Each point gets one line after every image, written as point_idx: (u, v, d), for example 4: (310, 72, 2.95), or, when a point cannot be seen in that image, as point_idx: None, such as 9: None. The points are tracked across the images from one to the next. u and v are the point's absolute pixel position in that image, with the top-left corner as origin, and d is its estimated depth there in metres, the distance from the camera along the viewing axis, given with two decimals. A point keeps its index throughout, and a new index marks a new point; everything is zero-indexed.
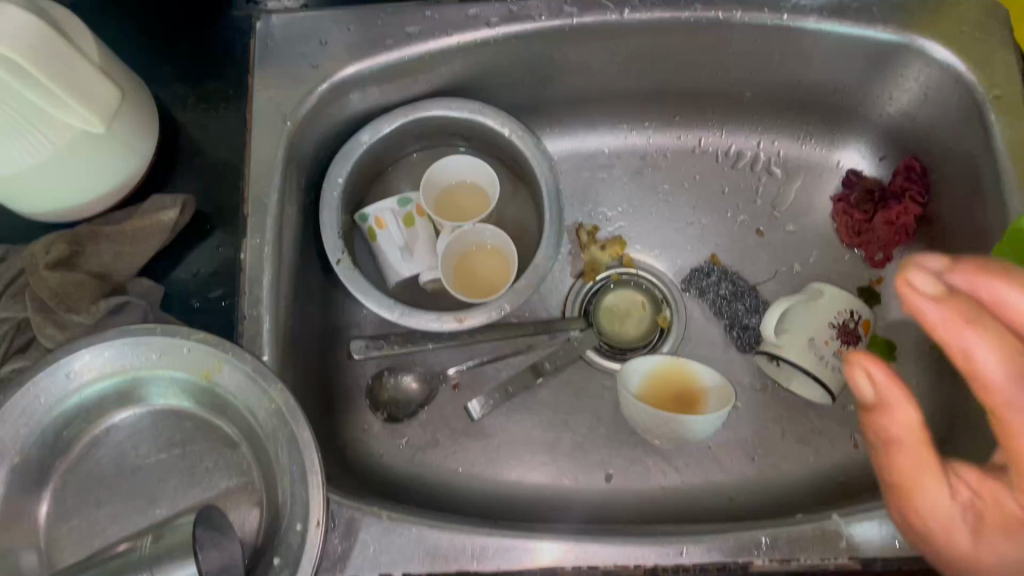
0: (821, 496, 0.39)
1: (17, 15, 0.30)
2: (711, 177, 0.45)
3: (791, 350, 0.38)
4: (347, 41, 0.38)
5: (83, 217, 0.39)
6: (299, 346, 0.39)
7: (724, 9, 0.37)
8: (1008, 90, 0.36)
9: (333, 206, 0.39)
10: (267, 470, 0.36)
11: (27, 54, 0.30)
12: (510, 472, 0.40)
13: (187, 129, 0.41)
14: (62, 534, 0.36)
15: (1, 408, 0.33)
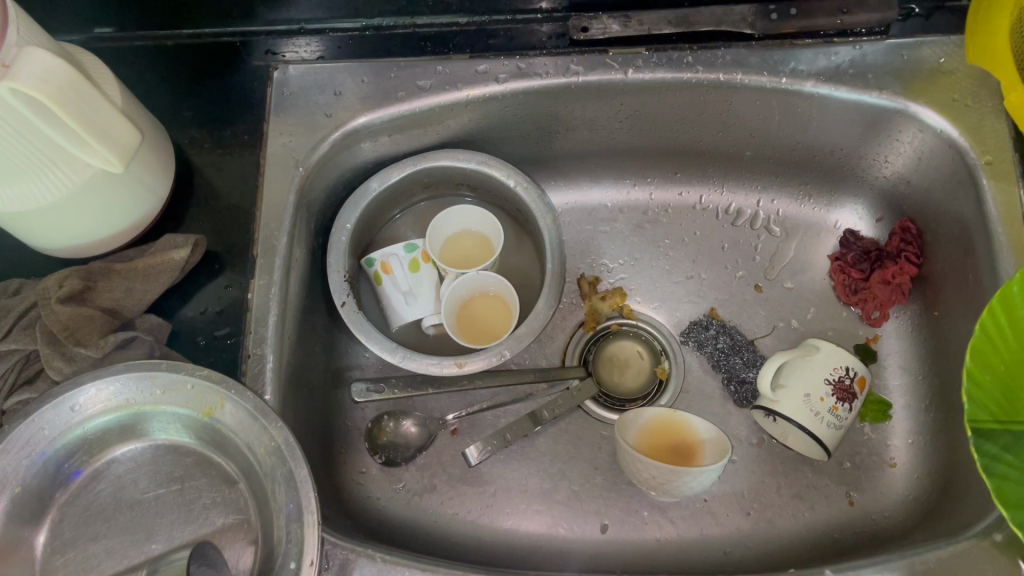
0: (815, 554, 0.39)
1: (42, 57, 0.30)
2: (711, 232, 0.46)
3: (785, 406, 0.39)
4: (361, 93, 0.40)
5: (98, 252, 0.40)
6: (301, 386, 0.39)
7: (725, 72, 0.39)
8: (999, 156, 0.37)
9: (341, 250, 0.40)
10: (264, 508, 0.36)
11: (56, 99, 0.31)
12: (504, 520, 0.40)
13: (202, 171, 0.43)
14: (54, 568, 0.36)
15: (4, 438, 0.34)
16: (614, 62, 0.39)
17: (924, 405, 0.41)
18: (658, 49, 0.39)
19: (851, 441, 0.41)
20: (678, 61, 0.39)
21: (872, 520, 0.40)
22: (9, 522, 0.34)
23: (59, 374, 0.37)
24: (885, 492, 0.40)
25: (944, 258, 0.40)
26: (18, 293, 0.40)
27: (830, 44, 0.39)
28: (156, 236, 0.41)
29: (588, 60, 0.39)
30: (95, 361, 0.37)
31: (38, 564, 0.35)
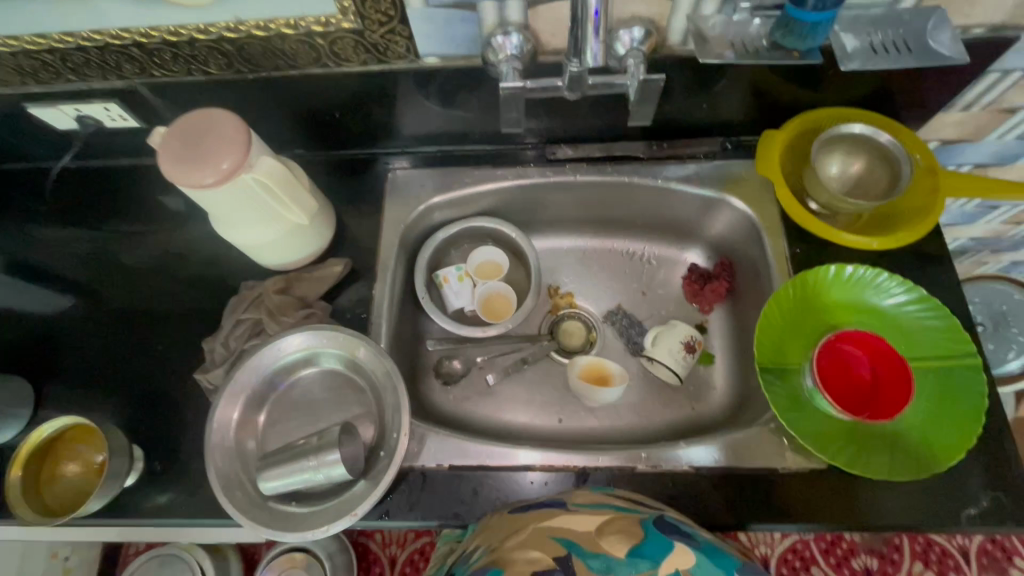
0: (653, 436, 0.82)
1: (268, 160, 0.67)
2: (620, 263, 0.93)
3: (660, 354, 0.80)
4: (435, 185, 0.86)
5: (296, 262, 0.79)
6: (400, 338, 0.81)
7: (627, 176, 0.84)
8: (770, 222, 0.79)
9: (423, 271, 0.83)
10: (379, 402, 0.72)
11: (271, 180, 0.67)
12: (505, 414, 0.83)
13: (349, 226, 0.85)
14: (273, 429, 0.73)
15: (258, 353, 0.72)
16: (571, 178, 0.85)
17: (724, 354, 0.85)
18: (594, 171, 0.85)
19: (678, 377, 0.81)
20: (600, 171, 0.84)
21: (683, 422, 0.82)
22: (248, 405, 0.71)
23: (276, 334, 0.74)
24: (706, 395, 0.83)
25: (741, 276, 0.85)
26: (254, 288, 0.79)
27: (682, 162, 0.84)
28: (325, 263, 0.81)
29: (548, 169, 0.85)
30: (293, 327, 0.74)
31: (264, 426, 0.73)
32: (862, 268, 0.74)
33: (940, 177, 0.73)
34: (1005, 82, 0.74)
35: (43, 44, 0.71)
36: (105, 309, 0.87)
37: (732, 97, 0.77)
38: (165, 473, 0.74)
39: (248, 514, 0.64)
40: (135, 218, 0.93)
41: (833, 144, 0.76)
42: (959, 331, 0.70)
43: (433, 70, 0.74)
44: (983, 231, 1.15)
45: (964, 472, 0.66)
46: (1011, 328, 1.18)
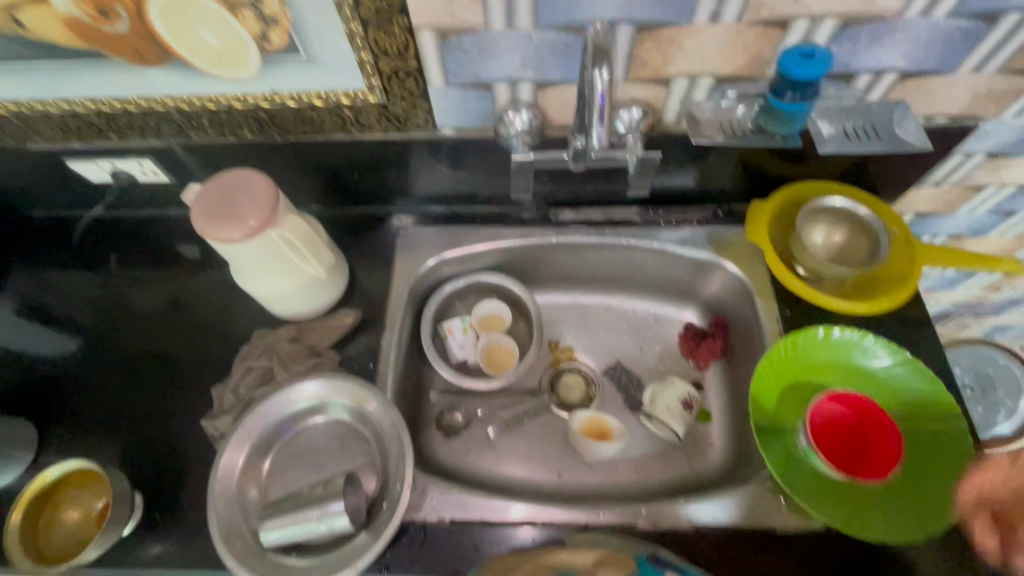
0: (650, 493, 0.83)
1: (294, 221, 0.72)
2: (620, 319, 0.98)
3: (657, 410, 0.87)
4: (444, 242, 0.91)
5: (309, 313, 0.83)
6: (404, 388, 0.83)
7: (626, 238, 0.89)
8: (762, 286, 0.84)
9: (429, 322, 0.88)
10: (384, 451, 0.73)
11: (293, 239, 0.72)
12: (505, 468, 0.85)
13: (360, 279, 0.89)
14: (276, 478, 0.74)
15: (267, 401, 0.73)
16: (572, 239, 0.90)
17: (721, 412, 0.88)
18: (594, 233, 0.90)
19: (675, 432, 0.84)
20: (600, 233, 0.90)
21: (679, 480, 0.84)
22: (253, 452, 0.72)
23: (286, 381, 0.76)
24: (704, 453, 0.86)
25: (736, 335, 0.89)
26: (267, 336, 0.82)
27: (677, 227, 0.90)
28: (336, 314, 0.84)
29: (550, 229, 0.91)
30: (302, 376, 0.76)
31: (268, 476, 0.74)
32: (848, 331, 0.78)
33: (917, 249, 0.79)
34: (970, 163, 0.82)
35: (92, 107, 0.77)
36: (115, 353, 0.89)
37: (721, 168, 0.84)
38: (163, 522, 0.73)
39: (247, 566, 0.64)
40: (152, 266, 0.96)
41: (816, 216, 0.82)
42: (945, 395, 0.73)
43: (447, 138, 0.80)
44: (963, 296, 1.21)
45: (961, 535, 0.67)
46: (998, 391, 1.20)
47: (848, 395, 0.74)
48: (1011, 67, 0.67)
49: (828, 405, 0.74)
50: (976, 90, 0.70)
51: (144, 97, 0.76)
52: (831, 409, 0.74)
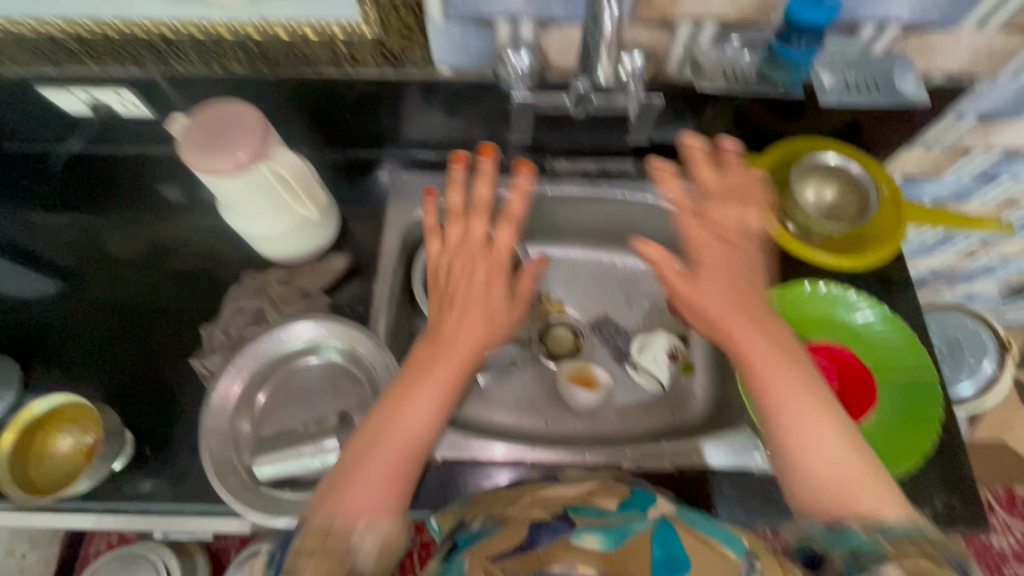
0: (634, 439, 0.87)
1: (287, 157, 0.70)
2: (610, 275, 0.99)
3: (642, 359, 0.90)
4: (437, 189, 0.91)
5: (301, 259, 0.83)
6: (396, 333, 0.84)
7: (619, 191, 0.90)
8: (751, 241, 0.86)
9: (421, 271, 0.89)
10: (377, 393, 0.74)
11: (286, 177, 0.70)
12: (496, 415, 0.88)
13: (352, 224, 0.88)
14: (265, 419, 0.74)
15: (259, 341, 0.73)
16: (566, 191, 0.91)
17: (708, 364, 0.91)
18: (589, 184, 0.90)
19: (658, 378, 0.89)
20: (595, 185, 0.90)
21: (662, 428, 0.88)
22: (245, 393, 0.73)
23: (277, 323, 0.76)
24: (688, 404, 0.90)
25: None
26: (255, 278, 0.81)
27: None
28: (328, 258, 0.83)
29: (547, 180, 0.91)
30: (295, 317, 0.76)
31: (258, 416, 0.73)
32: (834, 286, 0.81)
33: (904, 208, 0.80)
34: (961, 125, 0.83)
35: (68, 28, 0.73)
36: (101, 293, 0.87)
37: (718, 123, 0.84)
38: (155, 459, 0.74)
39: (241, 498, 0.66)
40: (137, 207, 0.94)
41: (808, 173, 0.82)
42: (917, 346, 0.77)
43: (445, 79, 0.78)
44: (940, 262, 1.24)
45: (924, 477, 0.71)
46: (965, 353, 1.25)
47: None
48: (1013, 24, 0.67)
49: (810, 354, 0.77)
50: (976, 47, 0.70)
51: (125, 20, 0.72)
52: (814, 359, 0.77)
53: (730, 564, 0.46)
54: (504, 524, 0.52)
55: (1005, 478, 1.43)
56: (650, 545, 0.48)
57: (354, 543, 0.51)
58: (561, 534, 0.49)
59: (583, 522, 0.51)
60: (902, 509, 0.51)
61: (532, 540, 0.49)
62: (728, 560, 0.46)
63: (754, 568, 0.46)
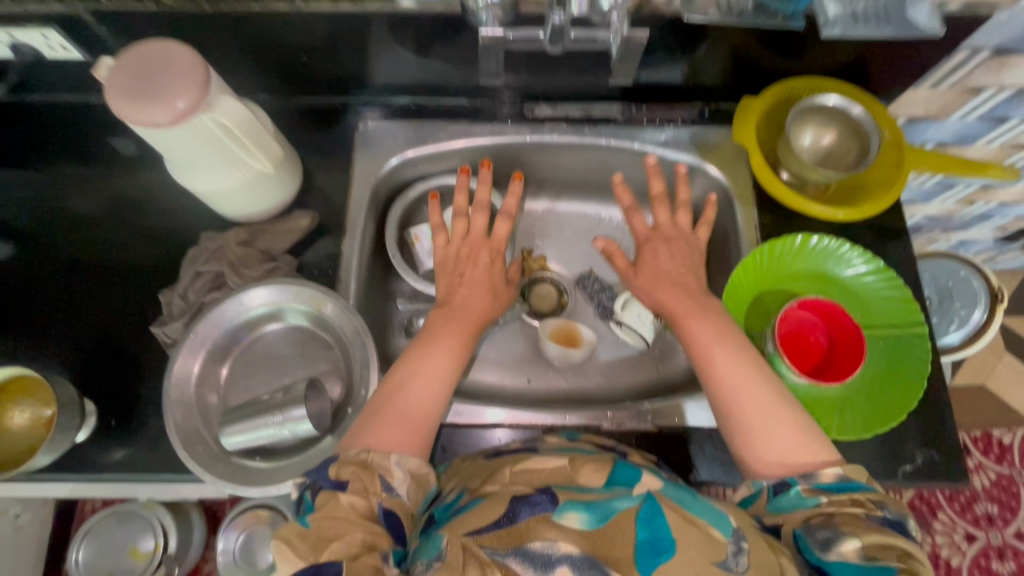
0: (617, 396, 0.86)
1: (231, 104, 0.63)
2: (595, 228, 0.95)
3: (627, 314, 0.87)
4: (408, 138, 0.84)
5: (261, 217, 0.77)
6: (368, 294, 0.80)
7: (604, 138, 0.84)
8: (744, 191, 0.81)
9: (394, 226, 0.84)
10: (348, 357, 0.71)
11: (233, 128, 0.64)
12: (476, 374, 0.86)
13: (317, 178, 0.82)
14: (233, 387, 0.71)
15: (218, 307, 0.69)
16: (547, 138, 0.85)
17: None
18: (572, 131, 0.84)
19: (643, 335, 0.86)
20: (579, 132, 0.84)
21: (646, 385, 0.87)
22: (208, 362, 0.69)
23: (237, 287, 0.72)
24: (672, 359, 0.88)
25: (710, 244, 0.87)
26: (213, 239, 0.76)
27: (660, 126, 0.84)
28: (291, 216, 0.78)
29: (528, 127, 0.85)
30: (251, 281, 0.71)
31: (224, 385, 0.71)
32: (827, 239, 0.76)
33: (906, 152, 0.75)
34: (974, 60, 0.76)
35: None
36: (52, 257, 0.82)
37: (711, 61, 0.77)
38: (119, 430, 0.71)
39: (211, 470, 0.63)
40: (83, 162, 0.86)
41: (806, 116, 0.77)
42: (912, 302, 0.74)
43: (409, 15, 0.70)
44: (937, 209, 1.20)
45: (906, 432, 0.71)
46: (954, 302, 1.24)
47: (820, 303, 0.73)
48: None
49: (798, 312, 0.74)
50: None
51: None
52: (801, 316, 0.74)
53: (716, 547, 0.47)
54: (485, 498, 0.52)
55: (984, 421, 1.45)
56: (634, 526, 0.47)
57: (389, 473, 0.56)
58: (542, 511, 0.48)
59: (566, 496, 0.50)
60: (832, 454, 0.57)
61: (512, 514, 0.48)
62: (715, 542, 0.47)
63: (739, 550, 0.47)
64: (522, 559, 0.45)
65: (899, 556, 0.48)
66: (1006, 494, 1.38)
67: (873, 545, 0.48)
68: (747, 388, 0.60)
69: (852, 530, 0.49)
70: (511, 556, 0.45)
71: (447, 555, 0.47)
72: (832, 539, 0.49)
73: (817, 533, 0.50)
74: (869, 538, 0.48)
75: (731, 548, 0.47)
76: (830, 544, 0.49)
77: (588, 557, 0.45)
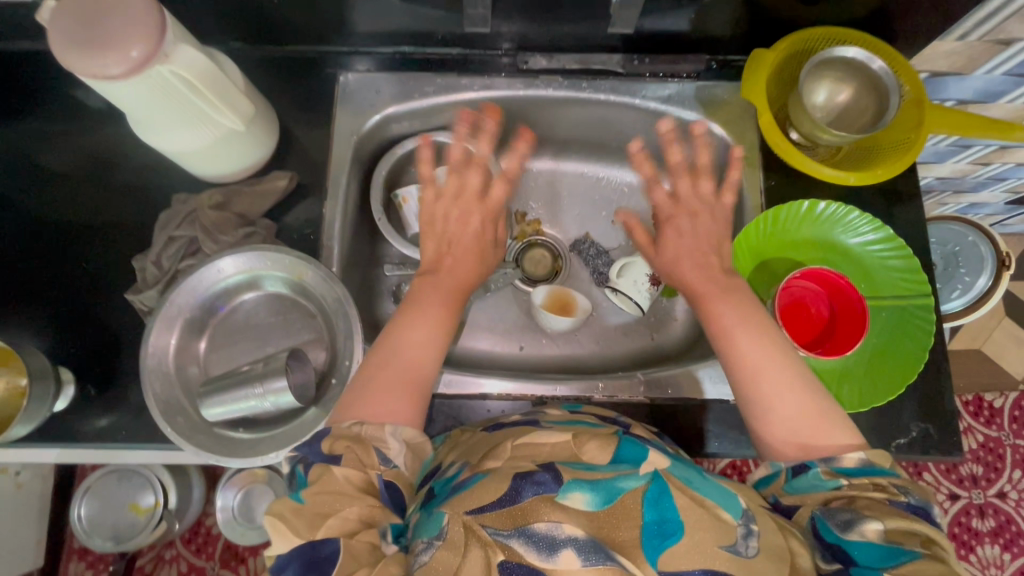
0: (611, 365, 0.84)
1: (191, 53, 0.57)
2: (593, 190, 0.90)
3: (623, 284, 0.83)
4: (393, 93, 0.79)
5: (237, 177, 0.73)
6: (352, 259, 0.77)
7: (603, 93, 0.79)
8: (750, 153, 0.77)
9: (379, 186, 0.79)
10: (331, 327, 0.69)
11: (196, 81, 0.58)
12: (467, 341, 0.84)
13: (295, 135, 0.77)
14: (213, 357, 0.69)
15: (190, 278, 0.65)
16: (543, 93, 0.79)
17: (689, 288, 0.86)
18: (568, 85, 0.79)
19: (642, 301, 0.83)
20: (578, 86, 0.79)
21: (640, 354, 0.85)
22: (185, 333, 0.67)
23: (212, 254, 0.68)
24: (667, 327, 0.86)
25: None
26: (185, 202, 0.72)
27: (664, 80, 0.79)
28: (269, 176, 0.73)
29: (525, 81, 0.79)
30: (224, 249, 0.67)
31: (203, 356, 0.69)
32: (835, 205, 0.72)
33: (926, 110, 0.69)
34: (1008, 9, 0.69)
35: None
36: (18, 217, 0.77)
37: (721, 8, 0.70)
38: (100, 398, 0.70)
39: (192, 440, 0.61)
40: (39, 112, 0.79)
41: (821, 70, 0.72)
42: (920, 273, 0.71)
43: None
44: (951, 170, 1.15)
45: (904, 404, 0.69)
46: (960, 268, 1.21)
47: (822, 273, 0.70)
48: None
49: (798, 282, 0.72)
50: None
51: None
52: (801, 287, 0.72)
53: (726, 530, 0.46)
54: (488, 473, 0.50)
55: (977, 386, 1.45)
56: (642, 507, 0.46)
57: (385, 445, 0.54)
58: (547, 491, 0.47)
59: (571, 475, 0.49)
60: (856, 438, 0.55)
61: (515, 493, 0.47)
62: (725, 525, 0.46)
63: (748, 533, 0.47)
64: (524, 540, 0.44)
65: (924, 543, 0.47)
66: (992, 456, 1.40)
67: (896, 529, 0.48)
68: (772, 372, 0.58)
69: (876, 513, 0.49)
70: (513, 537, 0.45)
71: (448, 533, 0.46)
72: (854, 520, 0.49)
73: (838, 515, 0.49)
74: (894, 523, 0.48)
75: (741, 531, 0.47)
76: (850, 525, 0.48)
77: (593, 540, 0.44)
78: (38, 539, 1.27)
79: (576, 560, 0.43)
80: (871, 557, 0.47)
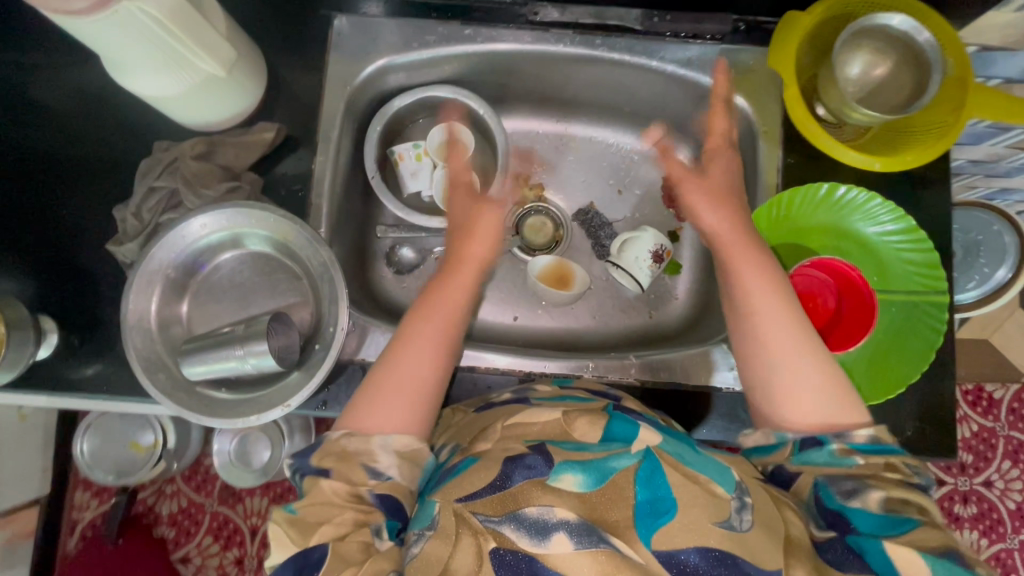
0: (607, 341, 0.82)
1: None
2: (601, 157, 0.85)
3: (624, 260, 0.80)
4: (391, 40, 0.73)
5: (221, 126, 0.70)
6: (343, 219, 0.74)
7: (618, 52, 0.73)
8: (771, 128, 0.71)
9: (374, 141, 0.75)
10: (316, 291, 0.67)
11: (171, 21, 0.54)
12: None
13: (285, 82, 0.72)
14: (195, 314, 0.68)
15: (165, 237, 0.62)
16: (552, 49, 0.73)
17: (694, 266, 0.83)
18: (580, 42, 0.73)
19: (642, 279, 0.80)
20: (590, 43, 0.73)
21: (636, 332, 0.82)
22: (166, 292, 0.65)
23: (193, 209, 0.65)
24: (666, 305, 0.83)
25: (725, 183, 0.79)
26: (167, 151, 0.69)
27: (686, 42, 0.72)
28: (256, 127, 0.69)
29: (534, 36, 0.73)
30: (202, 205, 0.64)
31: (185, 314, 0.68)
32: (856, 190, 0.68)
33: (969, 92, 0.63)
34: None
35: None
36: None
37: None
38: (84, 347, 0.69)
39: (172, 398, 0.60)
40: None
41: (857, 39, 0.65)
42: (937, 267, 0.67)
43: None
44: (985, 154, 1.07)
45: (902, 401, 0.67)
46: (979, 258, 1.16)
47: (833, 263, 0.69)
48: None
49: (808, 270, 0.69)
50: None
51: None
52: (812, 275, 0.69)
53: (720, 505, 0.45)
54: (478, 458, 0.50)
55: (980, 375, 1.43)
56: (632, 485, 0.46)
57: (372, 459, 0.51)
58: (537, 475, 0.46)
59: (562, 457, 0.47)
60: (862, 414, 0.53)
61: (506, 477, 0.46)
62: (718, 500, 0.45)
63: (742, 505, 0.46)
64: (516, 525, 0.44)
65: (919, 511, 0.48)
66: (984, 446, 1.39)
67: (896, 499, 0.48)
68: (789, 364, 0.54)
69: (876, 483, 0.48)
70: (504, 523, 0.44)
71: (440, 523, 0.46)
72: (857, 489, 0.48)
73: (841, 484, 0.49)
74: (895, 493, 0.48)
75: (735, 503, 0.45)
76: (854, 493, 0.48)
77: (586, 522, 0.43)
78: (44, 467, 1.30)
79: (568, 543, 0.42)
80: (872, 524, 0.47)
